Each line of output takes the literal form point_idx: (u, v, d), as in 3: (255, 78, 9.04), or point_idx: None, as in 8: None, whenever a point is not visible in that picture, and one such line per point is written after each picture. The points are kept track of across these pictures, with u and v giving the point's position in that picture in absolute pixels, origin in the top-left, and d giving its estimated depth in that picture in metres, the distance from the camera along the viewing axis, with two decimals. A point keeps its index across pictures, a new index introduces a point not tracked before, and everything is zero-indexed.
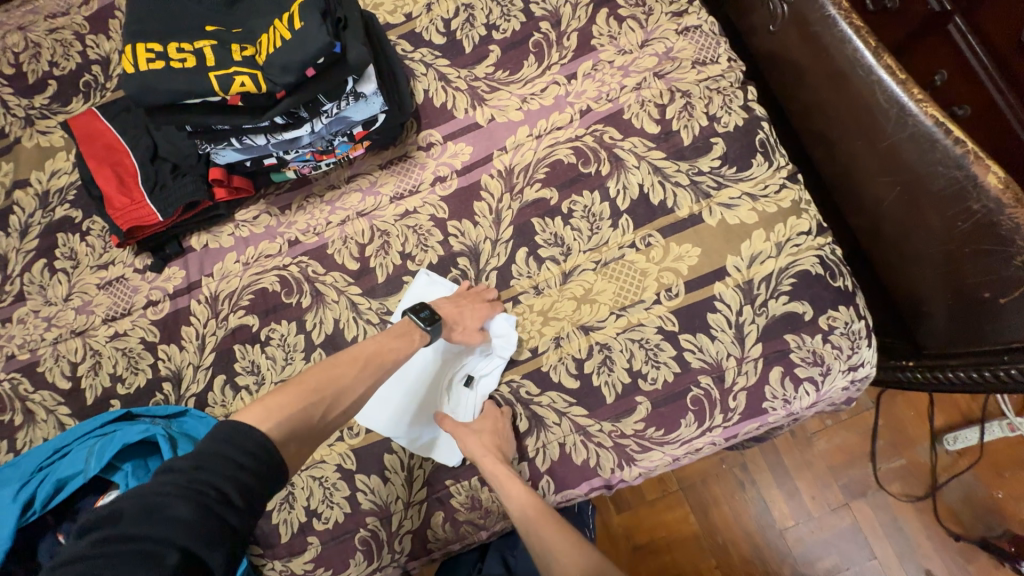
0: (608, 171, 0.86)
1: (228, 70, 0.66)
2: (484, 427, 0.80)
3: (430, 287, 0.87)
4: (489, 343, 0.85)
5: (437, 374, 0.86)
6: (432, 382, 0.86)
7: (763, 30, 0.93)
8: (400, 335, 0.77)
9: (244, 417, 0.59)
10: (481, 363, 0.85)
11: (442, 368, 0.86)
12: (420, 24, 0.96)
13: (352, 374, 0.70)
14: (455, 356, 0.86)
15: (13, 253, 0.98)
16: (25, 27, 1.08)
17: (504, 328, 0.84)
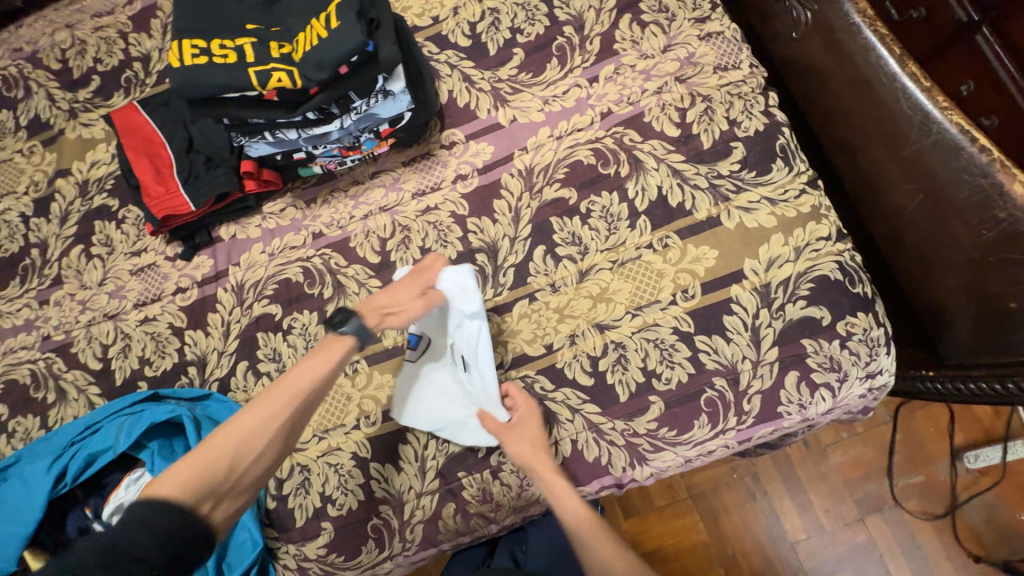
0: (627, 173, 0.87)
1: (266, 66, 0.69)
2: (528, 434, 0.79)
3: None
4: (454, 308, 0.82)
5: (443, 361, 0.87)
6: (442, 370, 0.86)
7: (786, 36, 0.93)
8: (323, 353, 0.72)
9: (159, 492, 0.58)
10: (461, 331, 0.82)
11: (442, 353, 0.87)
12: (446, 27, 0.98)
13: (270, 412, 0.66)
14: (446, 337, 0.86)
15: (53, 239, 1.03)
16: (73, 25, 1.14)
17: (457, 285, 0.81)
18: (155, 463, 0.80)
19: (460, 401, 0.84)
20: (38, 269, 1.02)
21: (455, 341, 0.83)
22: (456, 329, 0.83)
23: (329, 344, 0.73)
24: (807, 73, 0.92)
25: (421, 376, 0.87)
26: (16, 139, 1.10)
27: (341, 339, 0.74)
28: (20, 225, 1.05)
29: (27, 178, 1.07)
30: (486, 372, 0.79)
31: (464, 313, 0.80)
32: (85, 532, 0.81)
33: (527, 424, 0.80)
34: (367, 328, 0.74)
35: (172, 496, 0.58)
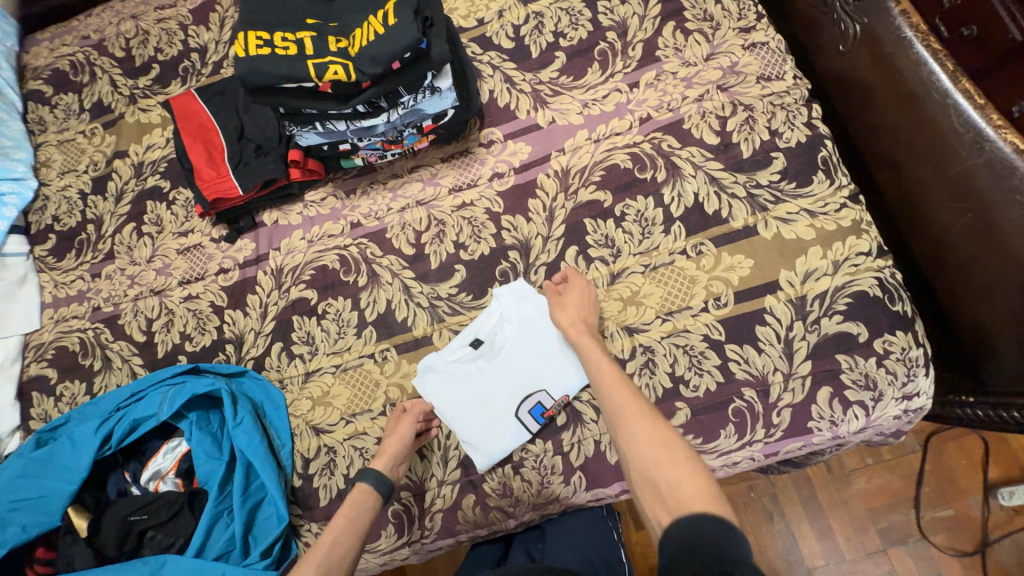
0: (663, 179, 0.88)
1: (324, 59, 0.72)
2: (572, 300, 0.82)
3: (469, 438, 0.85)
4: (433, 375, 0.87)
5: (500, 373, 0.85)
6: (503, 368, 0.85)
7: (832, 49, 0.92)
8: (348, 504, 0.79)
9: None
10: (458, 369, 0.87)
11: (491, 380, 0.85)
12: (491, 29, 1.01)
13: (316, 558, 0.72)
14: (471, 380, 0.86)
15: (108, 216, 1.09)
16: (137, 16, 1.20)
17: (422, 372, 0.88)
18: (193, 433, 0.84)
19: (518, 338, 0.86)
20: (93, 243, 1.08)
21: (467, 374, 0.86)
22: (453, 376, 0.87)
23: (350, 498, 0.79)
24: (851, 86, 0.90)
25: (519, 382, 0.85)
26: (80, 121, 1.16)
27: (359, 486, 0.80)
28: (79, 202, 1.11)
29: (87, 158, 1.13)
30: (471, 322, 0.89)
31: (434, 364, 0.87)
32: (123, 495, 0.85)
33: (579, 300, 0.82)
34: (377, 471, 0.80)
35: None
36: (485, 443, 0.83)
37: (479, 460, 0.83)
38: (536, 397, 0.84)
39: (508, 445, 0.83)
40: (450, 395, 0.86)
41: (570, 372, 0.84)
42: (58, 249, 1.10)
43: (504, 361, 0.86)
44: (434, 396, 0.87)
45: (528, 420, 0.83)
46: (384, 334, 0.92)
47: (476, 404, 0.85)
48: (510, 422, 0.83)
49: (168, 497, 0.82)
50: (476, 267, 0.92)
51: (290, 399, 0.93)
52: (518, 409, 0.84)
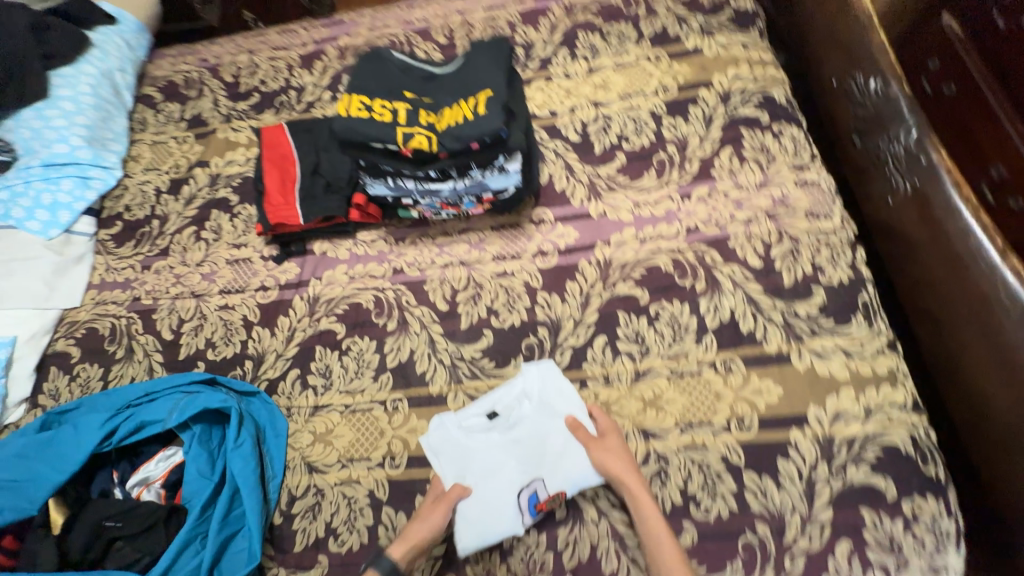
0: (702, 289, 0.90)
1: (413, 129, 0.81)
2: (615, 449, 0.80)
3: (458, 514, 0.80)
4: (441, 438, 0.85)
5: (509, 452, 0.83)
6: (513, 448, 0.84)
7: (881, 199, 0.96)
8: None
9: None
10: (466, 436, 0.85)
11: (498, 457, 0.83)
12: (561, 121, 1.10)
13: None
14: (478, 452, 0.84)
15: (174, 215, 1.16)
16: (253, 52, 1.36)
17: (432, 434, 0.86)
18: (192, 448, 0.83)
19: (534, 420, 0.85)
20: (152, 237, 1.15)
21: (474, 444, 0.84)
22: (460, 443, 0.85)
23: None
24: (895, 238, 0.94)
25: (525, 467, 0.82)
26: (176, 128, 1.29)
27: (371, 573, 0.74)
28: (152, 197, 1.20)
29: (172, 161, 1.24)
30: (493, 393, 0.88)
31: (445, 427, 0.86)
32: (104, 496, 0.83)
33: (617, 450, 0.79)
34: (394, 562, 0.74)
35: None
36: (474, 523, 0.79)
37: (463, 541, 0.78)
38: (538, 487, 0.81)
39: (496, 530, 0.79)
40: (452, 463, 0.84)
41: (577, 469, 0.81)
42: (120, 235, 1.17)
43: (516, 440, 0.84)
44: (436, 457, 0.85)
45: (525, 509, 0.80)
46: (400, 383, 0.92)
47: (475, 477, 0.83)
48: (506, 505, 0.80)
49: (146, 507, 0.80)
50: (504, 335, 0.93)
51: (291, 429, 0.92)
52: (516, 495, 0.81)
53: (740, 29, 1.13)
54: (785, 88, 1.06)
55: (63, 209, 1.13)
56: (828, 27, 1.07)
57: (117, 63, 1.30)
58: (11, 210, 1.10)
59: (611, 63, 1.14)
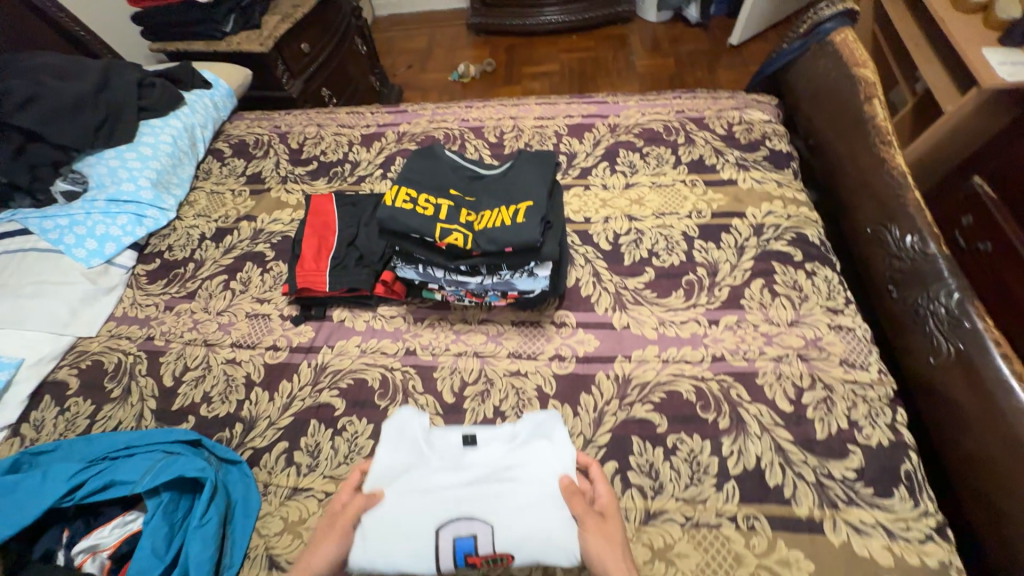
0: (726, 427, 0.83)
1: (451, 226, 0.83)
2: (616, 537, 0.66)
3: (372, 536, 0.67)
4: (406, 444, 0.79)
5: (468, 485, 0.72)
6: (474, 482, 0.72)
7: (922, 356, 0.91)
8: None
9: None
10: (433, 448, 0.78)
11: (454, 485, 0.72)
12: (594, 229, 1.13)
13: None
14: (435, 472, 0.74)
15: (210, 261, 1.21)
16: (322, 126, 1.50)
17: (397, 437, 0.80)
18: (154, 518, 0.76)
19: (510, 459, 0.75)
20: (183, 279, 1.18)
21: (436, 461, 0.76)
22: (423, 451, 0.77)
23: None
24: (939, 401, 0.87)
25: (475, 506, 0.68)
26: (236, 181, 1.39)
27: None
28: (195, 241, 1.25)
29: (223, 211, 1.32)
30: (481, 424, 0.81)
31: (417, 437, 0.80)
32: (43, 560, 0.74)
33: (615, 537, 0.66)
34: None
35: None
36: (385, 539, 0.66)
37: (360, 553, 0.66)
38: (478, 535, 0.66)
39: (402, 560, 0.65)
40: (400, 465, 0.75)
41: (529, 536, 0.66)
42: (155, 273, 1.21)
43: (481, 476, 0.73)
44: (385, 452, 0.78)
45: (450, 552, 0.65)
46: None
47: (412, 491, 0.71)
48: (431, 538, 0.66)
49: None
50: None
51: (263, 510, 0.84)
52: (448, 531, 0.67)
53: (775, 168, 1.19)
54: (819, 229, 1.07)
55: (111, 241, 1.18)
56: (862, 178, 1.11)
57: (201, 119, 1.45)
58: (63, 236, 1.16)
59: (648, 182, 1.20)
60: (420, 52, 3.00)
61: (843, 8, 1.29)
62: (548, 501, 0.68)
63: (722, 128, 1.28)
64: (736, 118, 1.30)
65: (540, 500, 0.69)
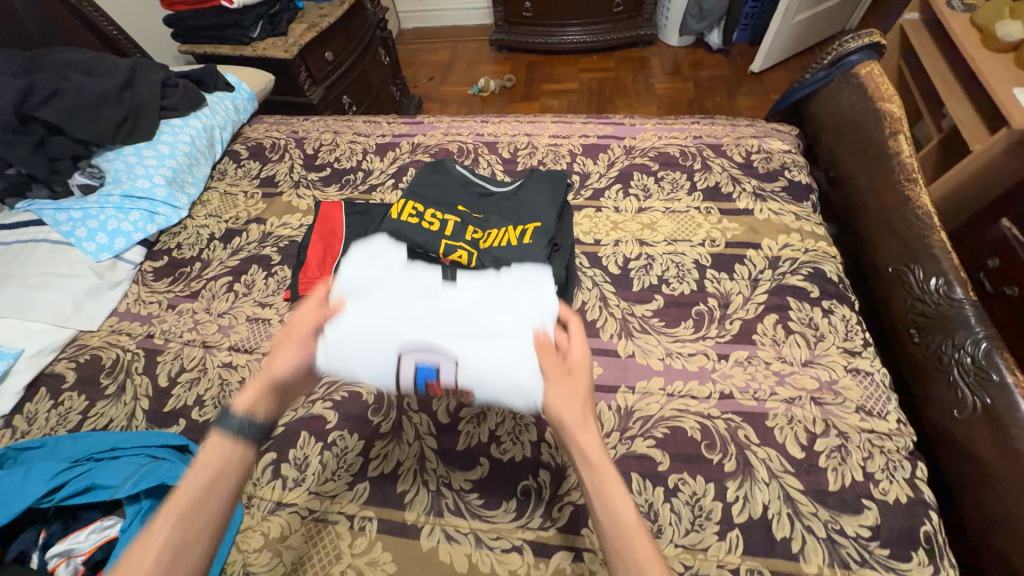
0: (732, 470, 0.79)
1: (456, 243, 0.82)
2: (580, 391, 0.60)
3: (332, 346, 0.64)
4: (380, 263, 0.73)
5: (438, 310, 0.67)
6: (442, 309, 0.67)
7: (944, 407, 0.86)
8: (202, 472, 0.54)
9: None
10: (406, 271, 0.73)
11: (422, 308, 0.67)
12: (604, 251, 1.11)
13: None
14: (405, 292, 0.69)
15: (216, 261, 1.21)
16: (338, 133, 1.51)
17: (373, 255, 0.74)
18: (131, 525, 0.74)
19: (487, 298, 0.69)
20: (189, 278, 1.18)
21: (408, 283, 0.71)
22: (396, 273, 0.72)
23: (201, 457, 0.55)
24: (962, 457, 0.81)
25: (440, 331, 0.64)
26: (249, 184, 1.40)
27: (214, 444, 0.56)
28: (204, 241, 1.26)
29: (235, 212, 1.32)
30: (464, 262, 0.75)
31: (392, 259, 0.75)
32: (17, 561, 0.72)
33: (580, 391, 0.60)
34: (234, 417, 0.57)
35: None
36: (344, 346, 0.64)
37: (321, 358, 0.64)
38: (438, 360, 0.63)
39: (360, 369, 0.64)
40: (371, 281, 0.70)
41: (494, 377, 0.61)
42: (162, 270, 1.21)
43: (451, 304, 0.68)
44: (355, 265, 0.73)
45: (410, 372, 0.63)
46: (375, 499, 0.82)
47: (376, 306, 0.67)
48: (391, 353, 0.63)
49: None
50: (501, 469, 0.84)
51: (244, 523, 0.81)
52: (410, 351, 0.63)
53: (793, 200, 1.15)
54: (837, 265, 1.03)
55: (121, 236, 1.19)
56: (884, 215, 1.07)
57: (220, 121, 1.47)
58: (76, 229, 1.17)
59: (661, 207, 1.17)
60: (442, 65, 3.04)
61: (869, 42, 1.25)
62: (520, 345, 0.63)
63: (741, 156, 1.26)
64: (755, 147, 1.28)
65: (511, 343, 0.63)
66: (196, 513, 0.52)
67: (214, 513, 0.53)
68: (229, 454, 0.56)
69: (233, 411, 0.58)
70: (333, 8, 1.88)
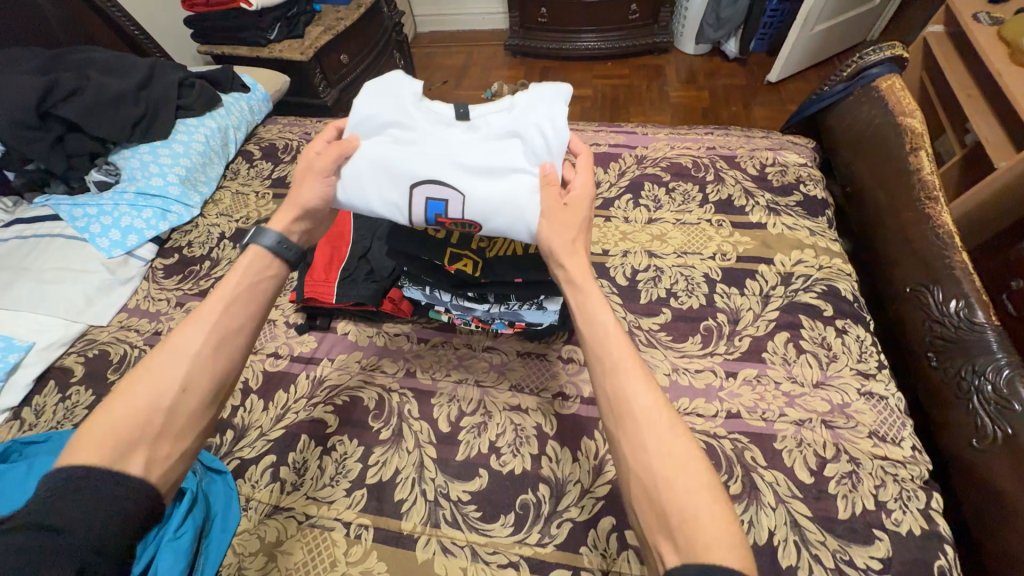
0: (737, 492, 0.77)
1: (461, 252, 0.84)
2: (573, 222, 0.67)
3: (355, 184, 0.73)
4: (394, 101, 0.75)
5: (448, 151, 0.72)
6: (453, 149, 0.72)
7: (963, 435, 0.83)
8: (242, 275, 0.68)
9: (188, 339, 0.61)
10: (421, 111, 0.76)
11: (434, 148, 0.73)
12: (612, 262, 1.09)
13: (188, 370, 0.60)
14: (420, 132, 0.74)
15: (225, 261, 1.22)
16: None
17: (387, 88, 0.75)
18: None
19: (496, 134, 0.73)
20: (198, 277, 1.19)
21: (421, 122, 0.75)
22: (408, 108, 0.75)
23: (244, 261, 0.69)
24: (980, 488, 0.78)
25: (450, 168, 0.71)
26: (261, 184, 1.41)
27: (247, 259, 0.69)
28: (214, 240, 1.27)
29: (245, 212, 1.33)
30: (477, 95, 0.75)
31: (406, 93, 0.76)
32: None
33: (572, 221, 0.67)
34: (274, 235, 0.70)
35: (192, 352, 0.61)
36: (365, 183, 0.72)
37: (346, 193, 0.73)
38: (447, 195, 0.71)
39: (380, 202, 0.73)
40: (382, 116, 0.74)
41: (496, 209, 0.69)
42: (172, 268, 1.22)
43: (461, 144, 0.73)
44: (371, 98, 0.74)
45: (423, 206, 0.72)
46: (372, 506, 0.82)
47: (392, 147, 0.73)
48: (407, 190, 0.72)
49: None
50: (500, 481, 0.82)
51: (241, 525, 0.81)
52: (422, 187, 0.71)
53: (808, 215, 1.13)
54: (852, 283, 1.00)
55: (134, 233, 1.21)
56: (903, 233, 1.04)
57: (235, 121, 1.48)
58: (90, 225, 1.19)
59: (672, 218, 1.16)
60: (456, 69, 3.06)
61: (891, 55, 1.24)
62: (522, 182, 0.69)
63: (755, 168, 1.24)
64: (770, 159, 1.25)
65: (514, 179, 0.70)
66: (235, 308, 0.65)
67: (249, 315, 0.67)
68: (264, 266, 0.70)
69: (268, 229, 0.70)
70: (350, 11, 1.90)
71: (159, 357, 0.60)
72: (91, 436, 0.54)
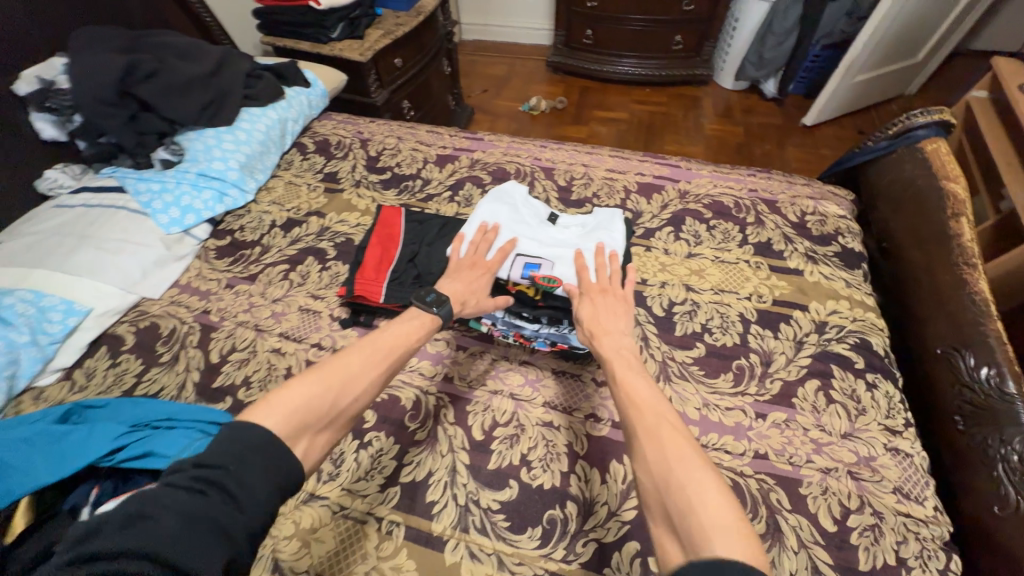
0: (761, 532, 0.79)
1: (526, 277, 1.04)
2: (609, 310, 0.90)
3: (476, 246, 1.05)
4: (509, 199, 1.15)
5: (542, 235, 1.09)
6: (545, 235, 1.09)
7: (985, 501, 0.85)
8: (414, 328, 0.86)
9: (363, 367, 0.76)
10: (525, 207, 1.15)
11: (532, 232, 1.09)
12: (650, 292, 1.13)
13: (363, 385, 0.74)
14: (523, 220, 1.11)
15: (275, 248, 1.26)
16: (401, 138, 1.57)
17: (506, 192, 1.17)
18: None
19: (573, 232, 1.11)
20: (248, 261, 1.24)
21: (525, 214, 1.13)
22: (519, 212, 1.12)
23: (419, 320, 0.88)
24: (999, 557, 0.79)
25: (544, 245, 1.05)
26: (313, 177, 1.46)
27: (433, 315, 0.89)
28: (265, 227, 1.32)
29: (297, 203, 1.38)
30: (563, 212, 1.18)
31: (517, 197, 1.17)
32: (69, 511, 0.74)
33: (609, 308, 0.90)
34: (450, 312, 0.90)
35: (367, 378, 0.75)
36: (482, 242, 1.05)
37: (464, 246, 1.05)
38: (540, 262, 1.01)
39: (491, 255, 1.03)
40: (501, 206, 1.13)
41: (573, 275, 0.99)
42: (224, 250, 1.27)
43: (550, 233, 1.10)
44: (494, 196, 1.15)
45: (521, 266, 1.01)
46: (404, 505, 0.85)
47: (505, 222, 1.10)
48: (512, 254, 1.03)
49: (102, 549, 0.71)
50: (530, 494, 0.85)
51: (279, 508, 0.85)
52: (523, 253, 1.03)
53: (845, 266, 1.15)
54: (884, 339, 1.03)
55: (192, 212, 1.26)
56: (937, 295, 1.07)
57: (294, 114, 1.54)
58: (153, 201, 1.24)
59: (710, 255, 1.19)
60: (498, 79, 3.12)
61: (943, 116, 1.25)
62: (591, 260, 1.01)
63: (795, 215, 1.27)
64: (810, 208, 1.28)
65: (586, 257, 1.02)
66: (402, 353, 0.82)
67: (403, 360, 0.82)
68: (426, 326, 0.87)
69: (444, 302, 0.90)
70: (409, 18, 1.96)
71: (337, 365, 0.74)
72: (274, 405, 0.66)
